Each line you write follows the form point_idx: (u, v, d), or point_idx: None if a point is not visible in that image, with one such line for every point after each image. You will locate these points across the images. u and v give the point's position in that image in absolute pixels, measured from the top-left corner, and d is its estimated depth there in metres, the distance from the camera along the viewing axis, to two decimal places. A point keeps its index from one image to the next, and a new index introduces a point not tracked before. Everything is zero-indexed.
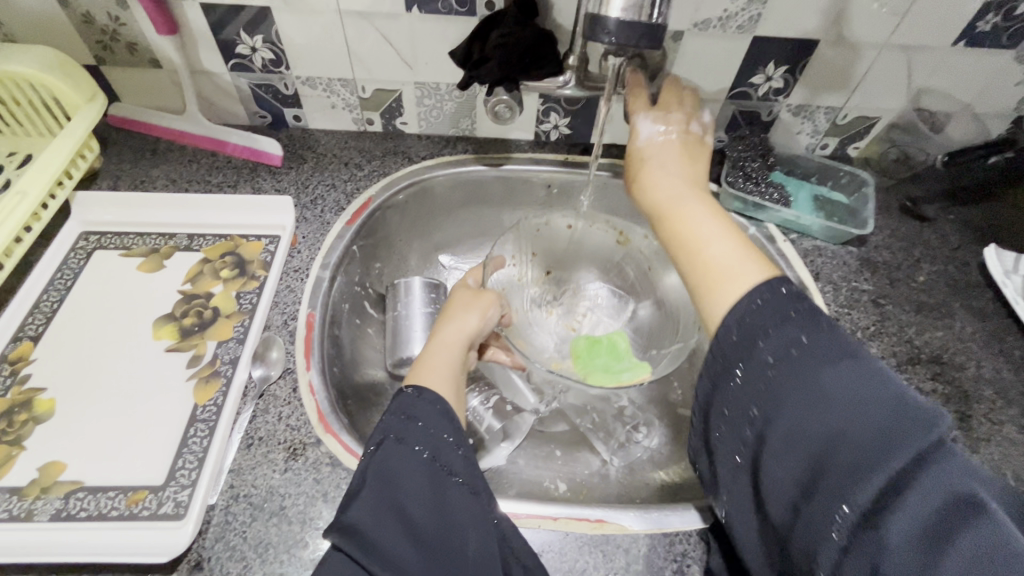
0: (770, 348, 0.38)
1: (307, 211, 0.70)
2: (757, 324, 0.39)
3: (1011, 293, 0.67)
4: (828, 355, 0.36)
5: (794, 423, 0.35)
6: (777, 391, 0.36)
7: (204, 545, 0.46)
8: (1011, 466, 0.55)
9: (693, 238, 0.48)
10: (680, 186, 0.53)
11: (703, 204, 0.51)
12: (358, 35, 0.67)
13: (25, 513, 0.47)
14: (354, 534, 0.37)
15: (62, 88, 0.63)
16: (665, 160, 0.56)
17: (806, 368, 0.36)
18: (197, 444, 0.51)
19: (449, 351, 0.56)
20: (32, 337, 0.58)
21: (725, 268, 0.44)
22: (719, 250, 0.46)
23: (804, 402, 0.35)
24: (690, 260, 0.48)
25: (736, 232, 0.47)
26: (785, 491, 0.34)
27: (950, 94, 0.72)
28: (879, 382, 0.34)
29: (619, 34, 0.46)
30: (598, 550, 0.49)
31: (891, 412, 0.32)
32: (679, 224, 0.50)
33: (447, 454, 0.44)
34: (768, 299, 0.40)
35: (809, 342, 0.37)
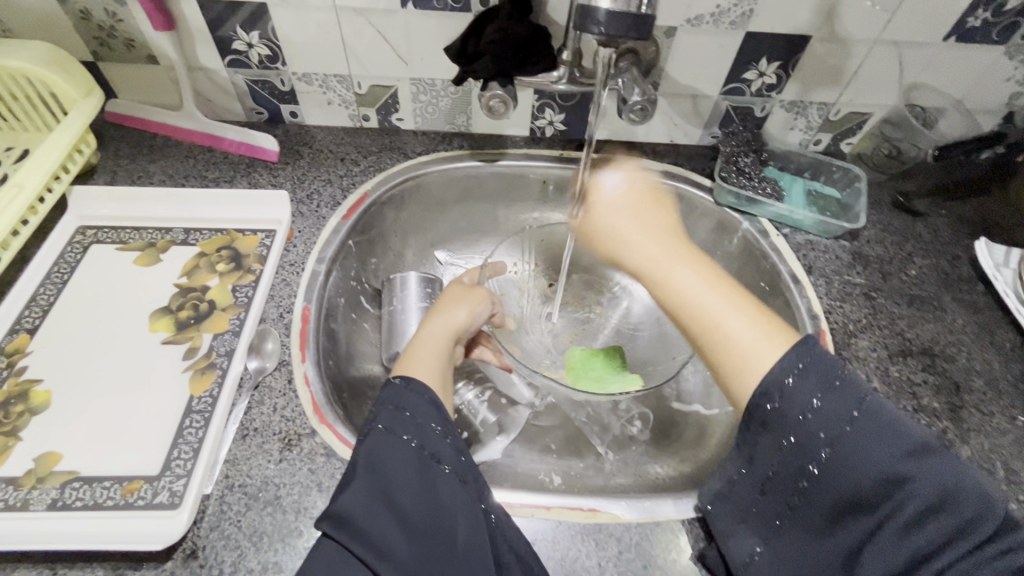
0: (822, 424, 0.38)
1: (302, 206, 0.71)
2: (801, 399, 0.39)
3: (1001, 286, 0.68)
4: (881, 432, 0.37)
5: (861, 499, 0.37)
6: (833, 463, 0.38)
7: (198, 535, 0.46)
8: (1001, 456, 0.55)
9: (702, 308, 0.46)
10: (654, 244, 0.51)
11: (686, 259, 0.49)
12: (354, 32, 0.68)
13: (21, 503, 0.47)
14: (343, 523, 0.38)
15: (59, 82, 0.64)
16: (639, 224, 0.54)
17: (870, 445, 0.37)
18: (193, 435, 0.51)
19: (437, 342, 0.56)
20: (29, 330, 0.58)
21: (748, 345, 0.43)
22: (736, 321, 0.44)
23: (870, 482, 0.36)
24: (706, 331, 0.45)
25: (753, 299, 0.46)
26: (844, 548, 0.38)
27: (941, 90, 0.73)
28: (935, 460, 0.36)
29: (609, 26, 0.47)
30: (590, 538, 0.49)
31: (954, 492, 0.34)
32: (672, 289, 0.48)
33: (435, 443, 0.44)
34: (807, 372, 0.39)
35: (863, 418, 0.37)
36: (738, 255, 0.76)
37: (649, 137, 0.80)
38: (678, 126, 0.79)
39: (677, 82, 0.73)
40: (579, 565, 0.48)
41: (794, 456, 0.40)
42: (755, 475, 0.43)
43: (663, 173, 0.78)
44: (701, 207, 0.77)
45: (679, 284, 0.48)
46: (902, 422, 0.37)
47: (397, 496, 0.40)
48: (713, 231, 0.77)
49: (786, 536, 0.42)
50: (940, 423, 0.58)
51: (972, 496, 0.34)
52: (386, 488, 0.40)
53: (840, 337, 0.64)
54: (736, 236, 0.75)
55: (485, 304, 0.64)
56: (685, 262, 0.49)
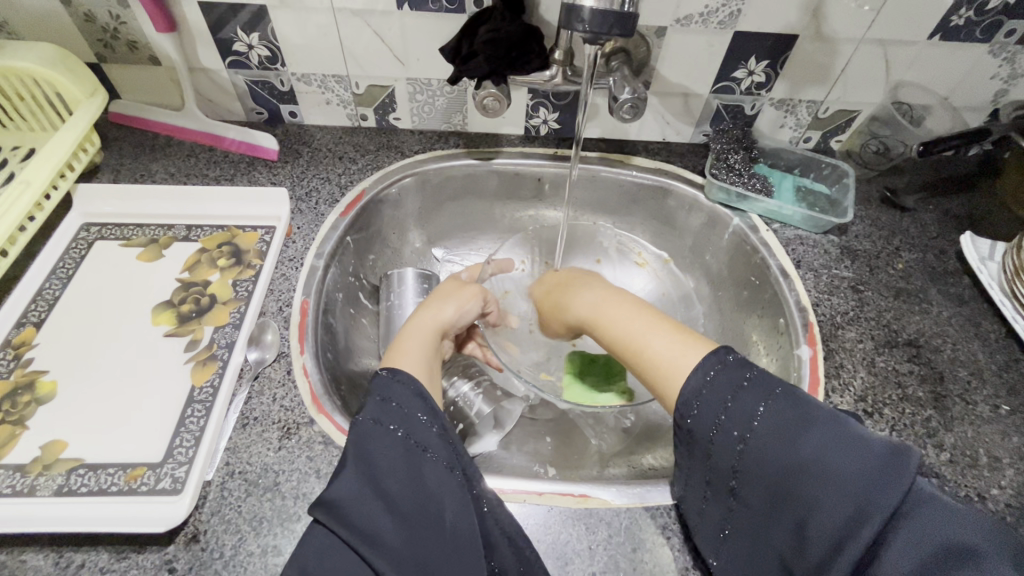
0: (733, 422, 0.43)
1: (302, 203, 0.72)
2: (713, 403, 0.44)
3: (986, 278, 0.69)
4: (790, 423, 0.40)
5: (781, 489, 0.39)
6: (749, 462, 0.41)
7: (200, 519, 0.48)
8: (984, 443, 0.57)
9: (631, 336, 0.55)
10: (587, 298, 0.63)
11: (625, 303, 0.60)
12: (351, 33, 0.69)
13: (28, 489, 0.49)
14: (334, 510, 0.39)
15: (65, 83, 0.66)
16: (586, 287, 0.65)
17: (780, 434, 0.40)
18: (195, 424, 0.53)
19: (423, 336, 0.58)
20: (35, 323, 0.60)
21: (669, 360, 0.50)
22: (662, 343, 0.52)
23: (783, 470, 0.39)
24: (639, 355, 0.53)
25: (669, 325, 0.54)
26: (781, 546, 0.39)
27: (927, 87, 0.75)
28: (842, 439, 0.38)
29: (593, 23, 0.48)
30: (581, 523, 0.51)
31: (861, 465, 0.36)
32: (609, 327, 0.58)
33: (422, 432, 0.45)
34: (719, 374, 0.45)
35: (769, 412, 0.42)
36: (729, 250, 0.77)
37: (641, 135, 0.82)
38: (670, 124, 0.80)
39: (668, 81, 0.74)
40: (570, 549, 0.49)
41: (720, 457, 0.43)
42: (699, 483, 0.46)
43: (656, 171, 0.79)
44: (693, 202, 0.78)
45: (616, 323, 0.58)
46: (807, 410, 0.41)
47: (387, 482, 0.41)
48: (704, 227, 0.79)
49: (737, 542, 0.44)
50: (924, 411, 0.59)
51: (880, 468, 0.36)
52: (376, 474, 0.41)
53: (828, 329, 0.65)
54: (727, 231, 0.77)
55: (476, 301, 0.65)
56: (622, 305, 0.59)
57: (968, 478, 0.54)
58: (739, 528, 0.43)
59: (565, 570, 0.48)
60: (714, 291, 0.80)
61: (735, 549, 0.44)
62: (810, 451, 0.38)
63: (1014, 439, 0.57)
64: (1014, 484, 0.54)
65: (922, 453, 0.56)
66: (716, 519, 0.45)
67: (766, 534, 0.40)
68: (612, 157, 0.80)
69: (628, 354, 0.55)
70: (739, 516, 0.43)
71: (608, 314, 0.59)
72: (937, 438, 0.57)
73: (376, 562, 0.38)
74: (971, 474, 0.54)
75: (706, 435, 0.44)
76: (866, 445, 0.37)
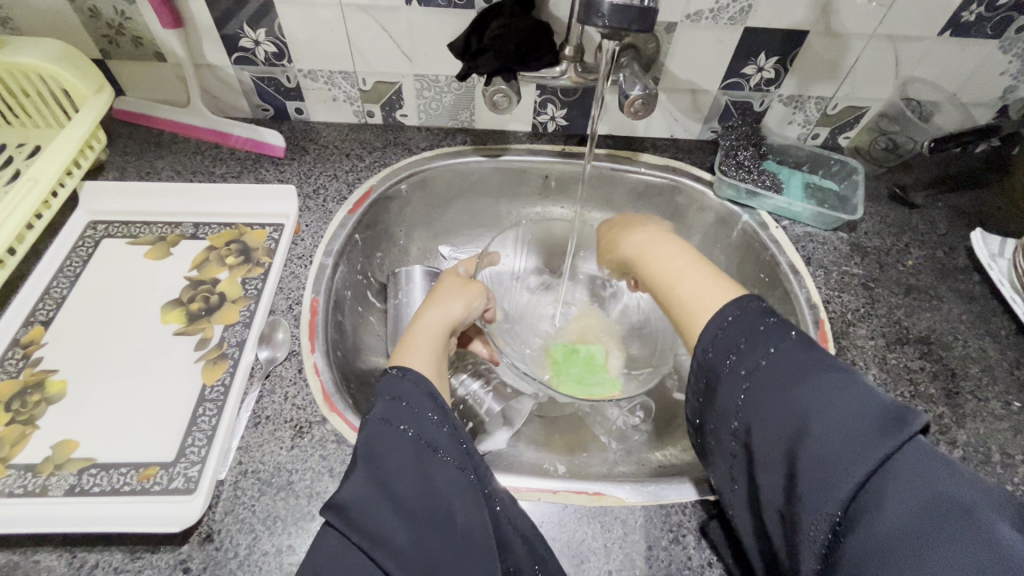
0: (741, 362, 0.43)
1: (309, 201, 0.72)
2: (727, 343, 0.45)
3: (996, 275, 0.69)
4: (787, 374, 0.41)
5: (788, 430, 0.38)
6: (752, 403, 0.41)
7: (213, 519, 0.47)
8: (997, 440, 0.57)
9: (668, 274, 0.56)
10: (638, 238, 0.63)
11: (672, 241, 0.60)
12: (359, 29, 0.69)
13: (40, 489, 0.48)
14: (347, 513, 0.39)
15: (70, 79, 0.65)
16: (652, 237, 0.62)
17: (784, 375, 0.41)
18: (206, 423, 0.53)
19: (432, 334, 0.57)
20: (43, 322, 0.59)
21: (697, 300, 0.51)
22: (689, 284, 0.53)
23: (791, 412, 0.39)
24: (666, 294, 0.55)
25: (704, 268, 0.54)
26: (775, 497, 0.38)
27: (936, 83, 0.74)
28: (842, 400, 0.37)
29: (611, 18, 0.48)
30: (596, 521, 0.50)
31: (862, 412, 0.36)
32: (649, 265, 0.59)
33: (431, 431, 0.45)
34: (739, 318, 0.46)
35: (779, 353, 0.42)
36: (738, 247, 0.77)
37: (649, 132, 0.81)
38: (678, 121, 0.80)
39: (677, 77, 0.74)
40: (585, 547, 0.49)
41: (724, 399, 0.43)
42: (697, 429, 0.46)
43: (665, 168, 0.79)
44: (701, 200, 0.78)
45: (654, 261, 0.58)
46: (811, 366, 0.40)
47: (395, 483, 0.41)
48: (713, 225, 0.79)
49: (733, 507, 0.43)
50: (936, 408, 0.59)
51: (878, 423, 0.35)
52: (385, 477, 0.41)
53: (839, 326, 0.65)
54: (736, 229, 0.76)
55: (479, 298, 0.64)
56: (666, 242, 0.60)
57: (981, 475, 0.54)
58: (740, 473, 0.42)
59: (581, 569, 0.48)
60: None
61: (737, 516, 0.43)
62: (806, 403, 0.38)
63: None
64: None
65: (935, 451, 0.56)
66: (722, 469, 0.44)
67: (763, 481, 0.39)
68: (621, 154, 0.80)
69: (659, 292, 0.56)
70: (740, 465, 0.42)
71: (653, 250, 0.60)
72: (949, 435, 0.57)
73: (384, 563, 0.37)
74: (984, 471, 0.55)
75: (718, 372, 0.44)
76: (866, 405, 0.37)
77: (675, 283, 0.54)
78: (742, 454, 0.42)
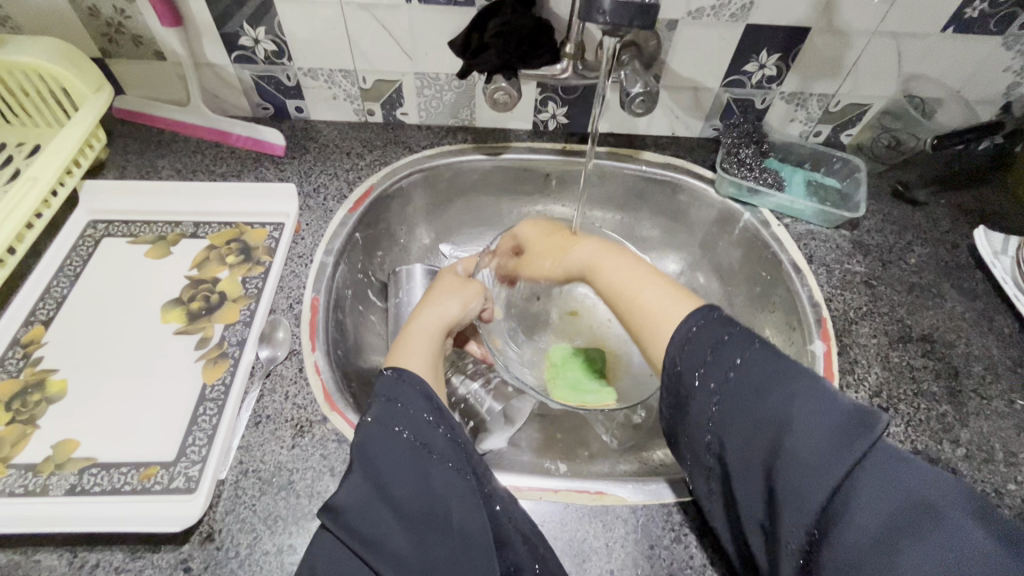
0: (711, 374, 0.43)
1: (309, 199, 0.71)
2: (693, 356, 0.44)
3: (999, 273, 0.69)
4: (759, 382, 0.41)
5: (759, 443, 0.39)
6: (725, 416, 0.41)
7: (215, 518, 0.47)
8: (1000, 438, 0.56)
9: (625, 286, 0.57)
10: (584, 252, 0.64)
11: (621, 254, 0.62)
12: (359, 27, 0.69)
13: (40, 489, 0.48)
14: (341, 518, 0.40)
15: (70, 77, 0.65)
16: (594, 252, 0.63)
17: (755, 385, 0.40)
18: (207, 422, 0.53)
19: (429, 334, 0.57)
20: (43, 322, 0.59)
21: (659, 310, 0.51)
22: (651, 293, 0.54)
23: (761, 424, 0.39)
24: (630, 306, 0.55)
25: (660, 279, 0.56)
26: (755, 510, 0.39)
27: (939, 80, 0.74)
28: (812, 407, 0.37)
29: (613, 15, 0.48)
30: (597, 520, 0.50)
31: (832, 421, 0.36)
32: (604, 276, 0.60)
33: (427, 432, 0.44)
34: (703, 327, 0.46)
35: (745, 364, 0.42)
36: (740, 245, 0.77)
37: (650, 130, 0.81)
38: (679, 119, 0.79)
39: (678, 75, 0.73)
40: (587, 546, 0.49)
41: (695, 412, 0.43)
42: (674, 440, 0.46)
43: (667, 166, 0.79)
44: (703, 197, 0.78)
45: (609, 272, 0.60)
46: (780, 372, 0.40)
47: (391, 486, 0.41)
48: (715, 223, 0.78)
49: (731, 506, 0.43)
50: (940, 406, 0.59)
51: (847, 427, 0.36)
52: (379, 480, 0.41)
53: (841, 324, 0.65)
54: (738, 226, 0.76)
55: (478, 295, 0.64)
56: (618, 255, 0.62)
57: (984, 473, 0.54)
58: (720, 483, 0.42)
59: (582, 568, 0.48)
60: (725, 286, 0.79)
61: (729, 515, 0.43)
62: (779, 411, 0.38)
63: None
64: None
65: (938, 449, 0.56)
66: (699, 482, 0.45)
67: (739, 492, 0.40)
68: (622, 152, 0.80)
69: (621, 305, 0.57)
70: (719, 477, 0.42)
71: (603, 262, 0.61)
72: (952, 434, 0.56)
73: (377, 565, 0.38)
74: (987, 470, 0.54)
75: (687, 389, 0.44)
76: (834, 410, 0.37)
77: (636, 292, 0.54)
78: (718, 467, 0.42)
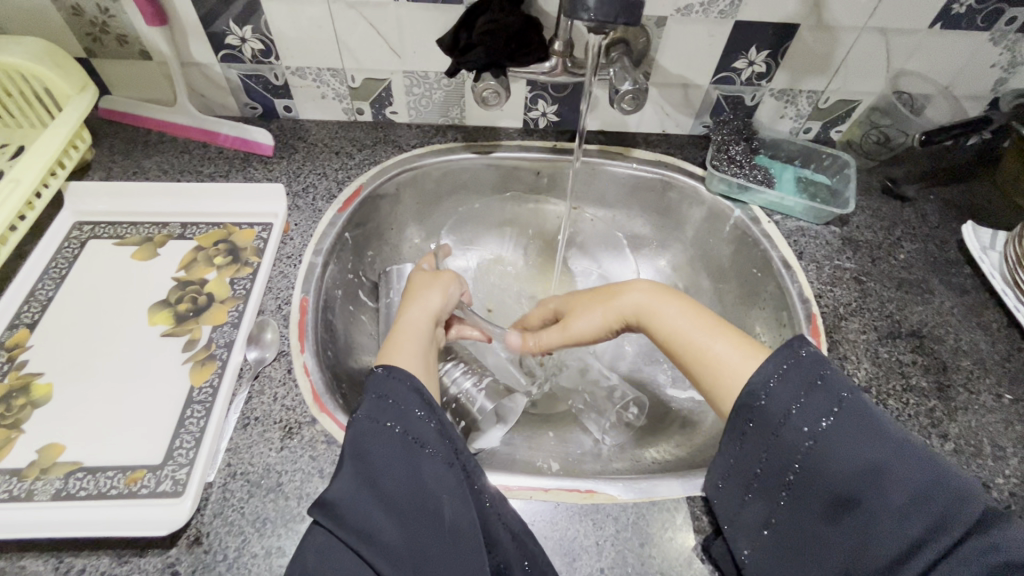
0: (804, 418, 0.40)
1: (298, 199, 0.71)
2: (784, 398, 0.41)
3: (988, 268, 0.69)
4: (859, 429, 0.38)
5: (847, 495, 0.37)
6: (815, 461, 0.39)
7: (202, 521, 0.47)
8: (988, 433, 0.57)
9: (689, 336, 0.51)
10: (629, 302, 0.56)
11: (671, 294, 0.54)
12: (347, 26, 0.68)
13: (25, 494, 0.48)
14: (333, 510, 0.38)
15: (52, 77, 0.64)
16: (656, 303, 0.54)
17: (854, 435, 0.38)
18: (195, 425, 0.52)
19: (417, 331, 0.57)
20: (28, 325, 0.59)
21: (732, 365, 0.47)
22: (721, 345, 0.48)
23: (852, 475, 0.37)
24: (694, 354, 0.50)
25: (729, 328, 0.50)
26: (834, 558, 0.37)
27: (928, 76, 0.74)
28: (914, 462, 0.36)
29: (599, 12, 0.48)
30: (588, 518, 0.50)
31: (934, 487, 0.35)
32: (663, 322, 0.53)
33: (419, 427, 0.44)
34: (788, 374, 0.42)
35: (843, 414, 0.39)
36: (730, 242, 0.77)
37: (641, 127, 0.81)
38: (669, 116, 0.79)
39: (668, 72, 0.73)
40: (577, 545, 0.49)
41: (778, 451, 0.41)
42: (744, 474, 0.44)
43: (657, 163, 0.79)
44: (694, 194, 0.78)
45: (668, 317, 0.53)
46: (877, 421, 0.38)
47: (382, 481, 0.40)
48: (705, 219, 0.78)
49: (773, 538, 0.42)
50: (928, 401, 0.59)
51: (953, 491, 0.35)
52: (373, 476, 0.40)
53: (831, 320, 0.65)
54: (728, 223, 0.76)
55: (453, 283, 0.64)
56: (672, 297, 0.54)
57: (973, 468, 0.54)
58: (790, 523, 0.40)
59: (573, 567, 0.48)
60: (716, 283, 0.79)
61: (767, 543, 0.42)
62: (878, 462, 0.37)
63: (1017, 427, 0.57)
64: (1017, 473, 0.54)
65: (926, 444, 0.56)
66: (755, 513, 0.43)
67: (820, 540, 0.38)
68: (613, 149, 0.80)
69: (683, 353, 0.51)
70: (787, 513, 0.41)
71: (660, 314, 0.53)
72: (941, 428, 0.57)
73: (376, 563, 0.37)
74: (975, 464, 0.55)
75: (775, 424, 0.41)
76: (940, 472, 0.36)
77: (704, 345, 0.49)
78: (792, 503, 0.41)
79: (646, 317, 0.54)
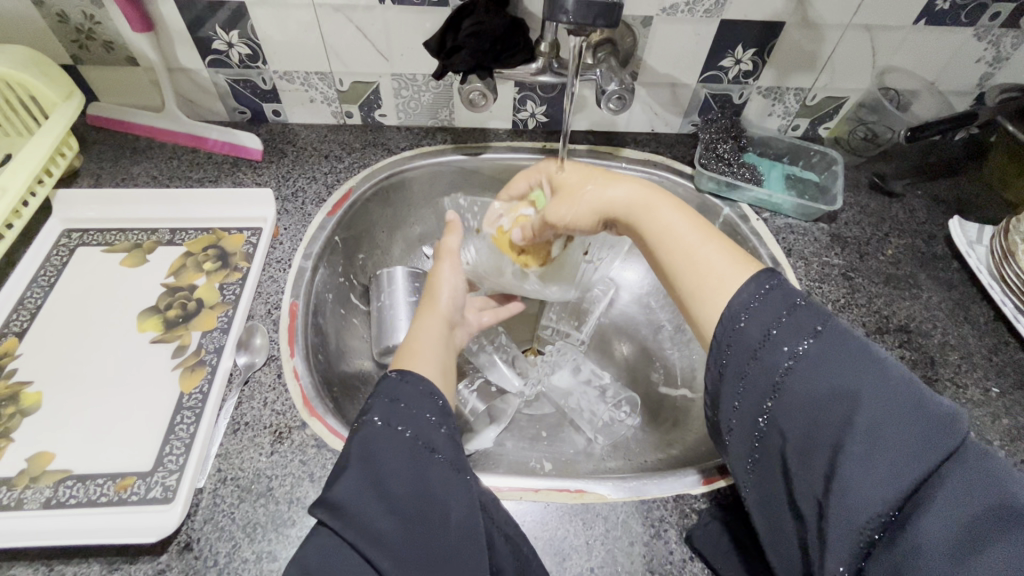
0: (785, 338, 0.39)
1: (288, 203, 0.71)
2: (766, 316, 0.41)
3: (974, 262, 0.69)
4: (836, 356, 0.37)
5: (824, 413, 0.36)
6: (791, 385, 0.38)
7: (193, 527, 0.47)
8: (974, 427, 0.57)
9: (678, 238, 0.50)
10: (626, 189, 0.55)
11: (664, 197, 0.54)
12: (334, 30, 0.68)
13: (15, 502, 0.48)
14: (339, 512, 0.38)
15: (37, 86, 0.64)
16: (645, 206, 0.53)
17: (830, 364, 0.37)
18: (184, 431, 0.52)
19: (433, 338, 0.56)
20: (17, 334, 0.59)
21: (717, 271, 0.46)
22: (709, 250, 0.48)
23: (827, 398, 0.36)
24: (679, 255, 0.49)
25: (719, 236, 0.49)
26: (812, 489, 0.35)
27: (914, 72, 0.75)
28: (889, 389, 0.35)
29: (577, 14, 0.48)
30: (577, 518, 0.51)
31: (913, 418, 0.33)
32: (652, 221, 0.52)
33: (430, 432, 0.44)
34: (774, 291, 0.42)
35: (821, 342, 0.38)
36: None
37: (630, 127, 0.81)
38: (657, 115, 0.80)
39: (655, 71, 0.73)
40: (566, 545, 0.49)
41: (758, 376, 0.39)
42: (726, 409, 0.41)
43: (646, 163, 0.79)
44: (683, 193, 0.78)
45: (659, 211, 0.52)
46: (857, 347, 0.37)
47: (389, 484, 0.40)
48: None
49: (760, 479, 0.40)
50: None
51: (929, 422, 0.33)
52: (379, 477, 0.40)
53: None
54: (718, 221, 0.76)
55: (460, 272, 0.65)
56: (664, 200, 0.53)
57: None
58: (770, 458, 0.38)
59: (563, 567, 0.48)
60: None
61: (754, 482, 0.40)
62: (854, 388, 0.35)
63: (1003, 421, 0.58)
64: None
65: None
66: (739, 446, 0.41)
67: (798, 471, 0.36)
68: (602, 149, 0.80)
69: (666, 258, 0.50)
70: (769, 445, 0.39)
71: (648, 218, 0.52)
72: None
73: (376, 560, 0.37)
74: None
75: (752, 348, 0.40)
76: (920, 404, 0.34)
77: (694, 249, 0.48)
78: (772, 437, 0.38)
79: (637, 208, 0.54)
